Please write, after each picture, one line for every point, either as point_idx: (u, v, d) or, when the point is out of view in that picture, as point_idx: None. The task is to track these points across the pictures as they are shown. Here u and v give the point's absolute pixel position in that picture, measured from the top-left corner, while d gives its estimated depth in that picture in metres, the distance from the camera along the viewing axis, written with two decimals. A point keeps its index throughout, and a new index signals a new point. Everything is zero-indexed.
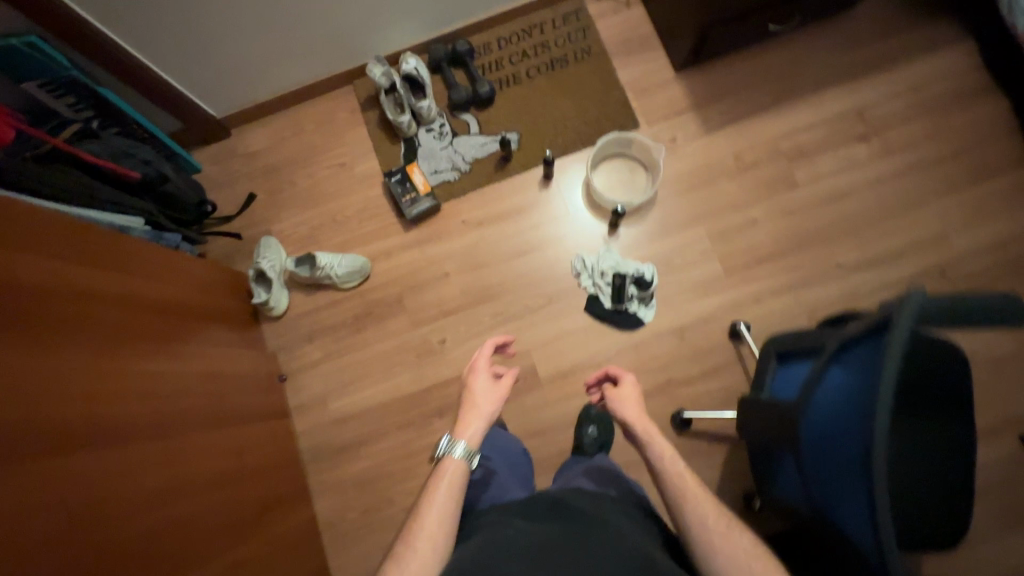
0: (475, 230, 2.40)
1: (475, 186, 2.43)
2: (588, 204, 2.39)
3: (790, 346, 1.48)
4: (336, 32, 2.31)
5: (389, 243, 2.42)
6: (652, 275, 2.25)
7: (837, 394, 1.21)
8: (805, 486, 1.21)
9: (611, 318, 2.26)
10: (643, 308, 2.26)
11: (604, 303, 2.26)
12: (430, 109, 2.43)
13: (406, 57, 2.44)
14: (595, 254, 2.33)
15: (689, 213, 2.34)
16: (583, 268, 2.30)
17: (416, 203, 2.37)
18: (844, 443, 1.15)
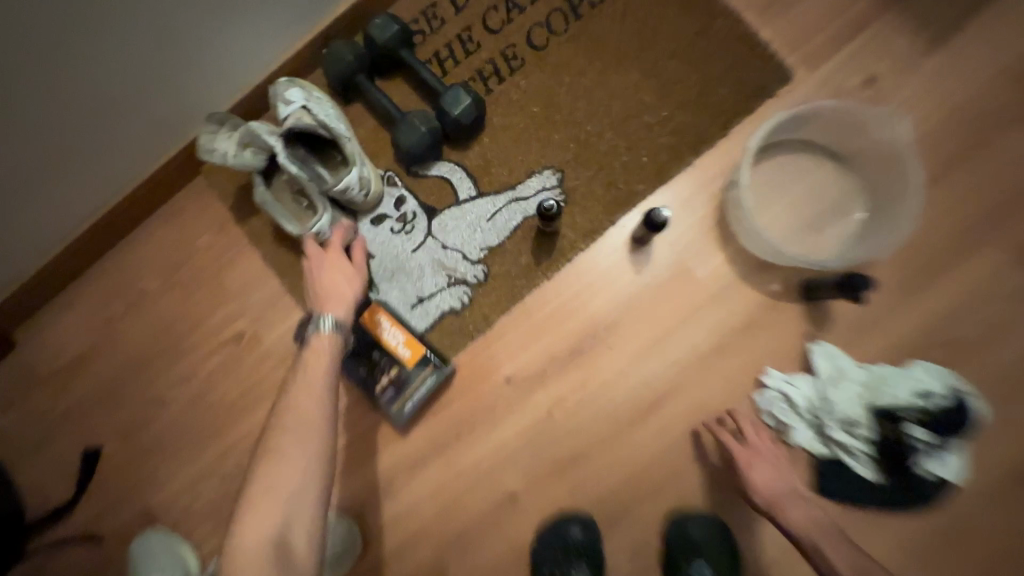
0: (537, 389, 1.18)
1: (509, 305, 1.19)
2: (744, 268, 1.15)
3: None
4: (90, 69, 0.98)
5: (382, 465, 1.21)
6: (958, 393, 1.03)
7: None
8: None
9: (881, 499, 1.07)
10: (944, 460, 1.05)
11: (866, 475, 1.06)
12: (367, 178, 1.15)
13: (286, 87, 1.15)
14: (803, 376, 1.10)
15: (962, 224, 1.11)
16: (795, 414, 1.08)
17: (408, 388, 1.12)
18: None
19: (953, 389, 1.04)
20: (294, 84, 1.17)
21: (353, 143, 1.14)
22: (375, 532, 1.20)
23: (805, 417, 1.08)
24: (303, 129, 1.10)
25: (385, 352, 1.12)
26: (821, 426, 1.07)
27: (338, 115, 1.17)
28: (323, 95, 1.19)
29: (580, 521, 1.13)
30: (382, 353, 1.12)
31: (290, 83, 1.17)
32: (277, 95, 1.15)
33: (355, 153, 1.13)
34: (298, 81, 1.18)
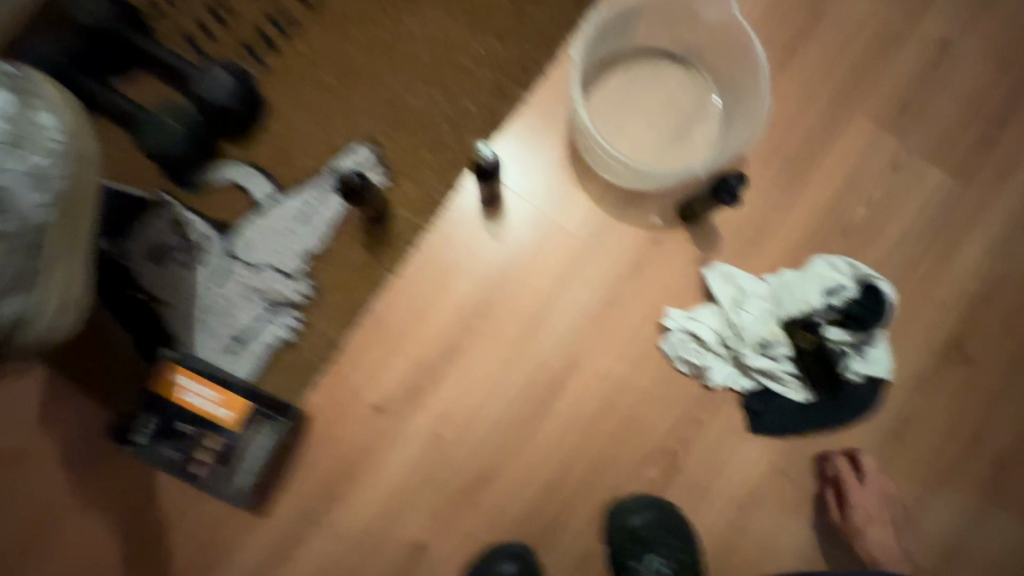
0: (415, 408, 0.95)
1: (353, 319, 0.95)
2: (614, 203, 0.99)
3: None
4: None
5: (244, 565, 0.92)
6: (874, 283, 0.91)
7: None
8: None
9: (820, 419, 0.94)
10: (869, 357, 0.94)
11: (794, 398, 0.93)
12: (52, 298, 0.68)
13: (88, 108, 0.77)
14: (706, 307, 0.94)
15: (824, 99, 1.01)
16: (708, 349, 0.93)
17: (240, 457, 0.85)
18: None
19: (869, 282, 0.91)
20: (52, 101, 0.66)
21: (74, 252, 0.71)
22: None
23: (718, 349, 0.93)
24: None
25: (196, 420, 0.85)
26: (737, 355, 0.93)
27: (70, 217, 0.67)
28: (60, 144, 0.65)
29: (506, 555, 0.91)
30: (193, 421, 0.85)
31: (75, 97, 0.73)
32: None
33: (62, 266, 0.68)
34: (47, 96, 0.66)
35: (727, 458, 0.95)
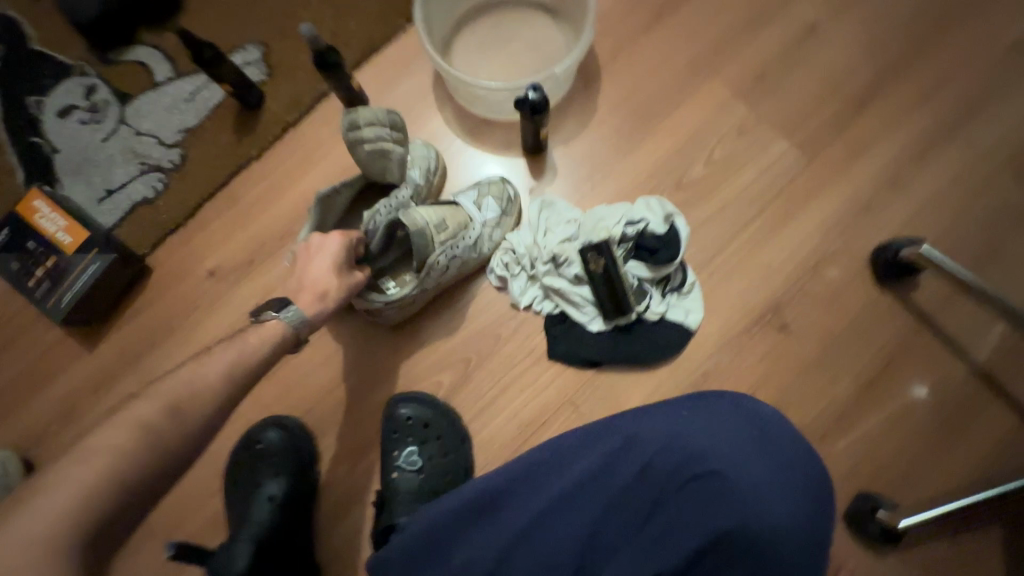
0: (244, 278, 1.03)
1: (210, 191, 1.05)
2: (466, 129, 1.06)
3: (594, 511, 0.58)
4: None
5: (65, 388, 1.02)
6: (675, 220, 0.92)
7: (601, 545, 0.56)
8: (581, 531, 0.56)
9: (616, 353, 0.94)
10: (675, 301, 0.95)
11: (592, 326, 0.94)
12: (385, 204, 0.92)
13: (474, 194, 0.96)
14: (525, 226, 0.98)
15: (681, 63, 1.06)
16: (509, 262, 0.96)
17: (69, 279, 0.94)
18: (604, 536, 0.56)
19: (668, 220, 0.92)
20: (507, 197, 0.97)
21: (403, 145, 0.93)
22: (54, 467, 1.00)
23: (519, 265, 0.96)
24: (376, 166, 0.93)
25: (42, 241, 0.95)
26: (535, 272, 0.95)
27: (412, 151, 0.99)
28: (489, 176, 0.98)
29: (281, 423, 0.96)
30: (38, 241, 0.95)
31: (483, 185, 0.97)
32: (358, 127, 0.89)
33: (440, 218, 0.89)
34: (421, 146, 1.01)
35: (518, 378, 0.96)
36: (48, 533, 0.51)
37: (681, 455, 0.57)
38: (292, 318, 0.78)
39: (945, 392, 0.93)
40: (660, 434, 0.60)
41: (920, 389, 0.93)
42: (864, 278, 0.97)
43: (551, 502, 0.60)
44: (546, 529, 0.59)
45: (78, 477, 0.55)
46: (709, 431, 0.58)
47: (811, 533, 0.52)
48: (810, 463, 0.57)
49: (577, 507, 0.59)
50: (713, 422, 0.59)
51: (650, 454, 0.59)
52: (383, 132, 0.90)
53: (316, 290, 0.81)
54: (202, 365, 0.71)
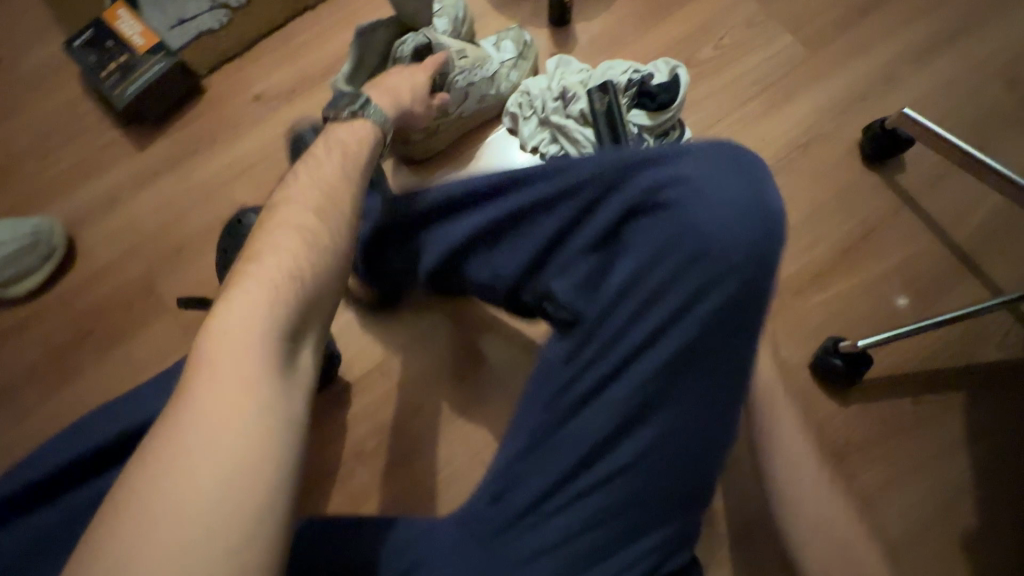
0: (285, 106, 1.14)
1: (268, 30, 1.18)
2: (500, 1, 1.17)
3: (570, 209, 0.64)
4: None
5: (112, 182, 1.12)
6: (678, 73, 1.00)
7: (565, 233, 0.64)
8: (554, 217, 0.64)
9: None
10: None
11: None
12: (412, 36, 0.98)
13: (494, 40, 1.05)
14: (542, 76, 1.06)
15: None
16: (522, 104, 1.04)
17: (136, 73, 1.07)
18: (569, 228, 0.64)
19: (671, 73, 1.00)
20: (526, 42, 1.05)
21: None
22: (89, 246, 1.09)
23: (530, 108, 1.04)
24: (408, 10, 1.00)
25: (119, 40, 1.08)
26: (544, 113, 1.03)
27: (441, 3, 1.06)
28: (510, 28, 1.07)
29: None
30: (117, 41, 1.09)
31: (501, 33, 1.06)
32: None
33: (463, 51, 0.98)
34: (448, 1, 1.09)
35: None
36: (269, 401, 0.47)
37: (665, 186, 0.61)
38: (380, 118, 0.74)
39: (920, 265, 0.97)
40: (653, 170, 0.61)
41: (897, 259, 0.98)
42: (853, 158, 1.03)
43: (540, 213, 0.65)
44: (539, 234, 0.66)
45: (250, 328, 0.49)
46: (692, 170, 0.61)
47: (748, 254, 0.59)
48: (772, 211, 0.60)
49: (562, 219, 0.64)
50: (693, 165, 0.61)
51: (633, 183, 0.62)
52: None
53: (394, 100, 0.81)
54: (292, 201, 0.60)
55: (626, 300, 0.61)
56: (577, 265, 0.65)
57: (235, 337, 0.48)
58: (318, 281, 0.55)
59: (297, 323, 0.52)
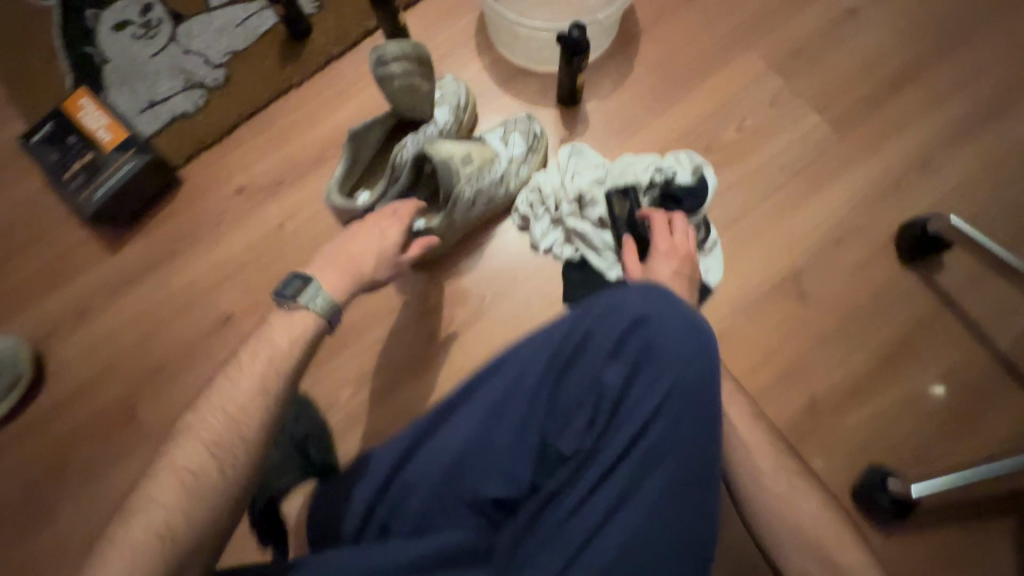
0: (270, 199, 1.04)
1: (248, 112, 1.07)
2: (503, 77, 1.07)
3: (539, 361, 0.62)
4: None
5: (82, 290, 1.02)
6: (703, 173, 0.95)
7: (540, 392, 0.61)
8: (520, 377, 0.62)
9: None
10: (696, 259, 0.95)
11: (607, 274, 0.94)
12: (413, 139, 0.90)
13: (500, 132, 0.98)
14: (556, 170, 0.99)
15: (720, 33, 1.07)
16: (534, 202, 0.97)
17: (104, 174, 0.97)
18: (537, 384, 0.61)
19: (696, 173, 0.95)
20: (534, 134, 0.99)
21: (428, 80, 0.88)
22: (58, 364, 0.99)
23: (543, 206, 0.97)
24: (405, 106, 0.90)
25: (84, 137, 0.98)
26: (558, 215, 0.96)
27: (441, 89, 0.98)
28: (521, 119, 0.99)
29: None
30: (81, 138, 0.98)
31: (508, 122, 0.99)
32: (379, 66, 0.84)
33: (468, 153, 0.88)
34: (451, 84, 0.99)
35: (530, 319, 0.97)
36: None
37: (617, 328, 0.61)
38: (327, 309, 0.64)
39: (961, 373, 0.91)
40: (605, 316, 0.62)
41: (938, 369, 0.91)
42: (888, 254, 0.96)
43: (510, 383, 0.62)
44: (509, 406, 0.61)
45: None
46: (635, 303, 0.62)
47: (712, 366, 0.59)
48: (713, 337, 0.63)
49: (536, 385, 0.61)
50: (634, 300, 0.63)
51: (592, 335, 0.62)
52: (411, 68, 0.85)
53: (352, 278, 0.67)
54: (213, 416, 0.57)
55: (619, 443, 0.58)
56: (563, 431, 0.60)
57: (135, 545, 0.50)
58: (219, 504, 0.53)
59: (191, 553, 0.52)
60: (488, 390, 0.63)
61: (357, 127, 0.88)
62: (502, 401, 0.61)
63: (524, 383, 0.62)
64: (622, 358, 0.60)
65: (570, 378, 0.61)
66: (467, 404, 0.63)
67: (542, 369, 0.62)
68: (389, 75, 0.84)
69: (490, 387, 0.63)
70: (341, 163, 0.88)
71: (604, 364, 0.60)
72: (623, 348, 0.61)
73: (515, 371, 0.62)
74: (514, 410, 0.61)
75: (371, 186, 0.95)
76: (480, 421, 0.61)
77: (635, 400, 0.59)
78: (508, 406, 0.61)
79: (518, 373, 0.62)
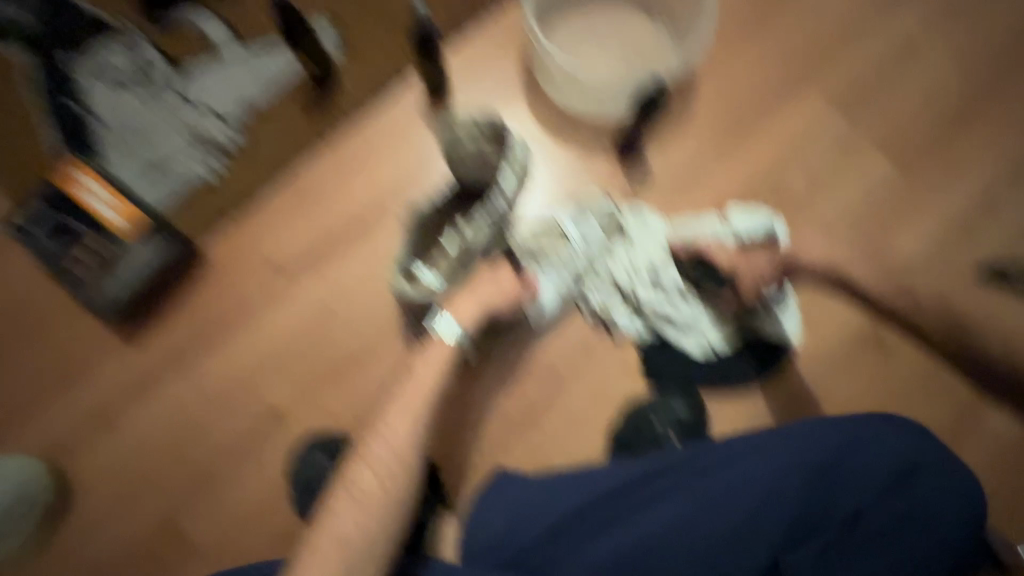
0: (311, 273, 0.94)
1: (277, 176, 0.94)
2: (557, 124, 0.99)
3: (801, 469, 0.65)
4: None
5: (101, 391, 0.90)
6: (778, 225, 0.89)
7: (791, 505, 0.64)
8: (783, 481, 0.65)
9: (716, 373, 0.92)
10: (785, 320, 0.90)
11: (691, 352, 0.91)
12: (483, 215, 0.84)
13: (575, 213, 0.92)
14: (625, 243, 0.92)
15: (780, 70, 1.01)
16: (608, 288, 0.92)
17: (122, 264, 0.86)
18: (795, 501, 0.64)
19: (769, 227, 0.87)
20: (613, 215, 0.93)
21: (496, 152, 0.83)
22: (86, 481, 0.88)
23: (616, 291, 0.92)
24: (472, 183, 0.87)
25: (91, 222, 0.85)
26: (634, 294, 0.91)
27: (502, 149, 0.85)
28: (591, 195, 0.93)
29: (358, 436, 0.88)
30: (87, 223, 0.85)
31: (581, 203, 0.92)
32: (446, 145, 0.84)
33: (539, 246, 0.88)
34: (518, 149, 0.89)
35: (611, 394, 0.91)
36: None
37: (882, 470, 0.65)
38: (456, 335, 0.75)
39: None
40: (865, 447, 0.66)
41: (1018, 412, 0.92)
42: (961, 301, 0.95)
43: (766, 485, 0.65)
44: (762, 510, 0.64)
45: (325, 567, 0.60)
46: (896, 451, 0.66)
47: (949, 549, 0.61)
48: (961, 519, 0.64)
49: (791, 496, 0.64)
50: (895, 446, 0.66)
51: (846, 456, 0.66)
52: (478, 147, 0.83)
53: (483, 313, 0.78)
54: (399, 411, 0.70)
55: (838, 573, 0.60)
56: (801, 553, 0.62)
57: (346, 522, 0.63)
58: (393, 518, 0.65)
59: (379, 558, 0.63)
60: (746, 483, 0.66)
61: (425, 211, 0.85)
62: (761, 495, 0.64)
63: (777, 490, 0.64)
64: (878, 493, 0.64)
65: (821, 500, 0.64)
66: (721, 490, 0.66)
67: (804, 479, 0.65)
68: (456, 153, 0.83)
69: (741, 476, 0.66)
70: (405, 245, 0.84)
71: (858, 495, 0.64)
72: (886, 486, 0.64)
73: (776, 475, 0.66)
74: (760, 512, 0.64)
75: (426, 260, 0.85)
76: (725, 505, 0.65)
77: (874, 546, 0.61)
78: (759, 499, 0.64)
79: (782, 477, 0.65)
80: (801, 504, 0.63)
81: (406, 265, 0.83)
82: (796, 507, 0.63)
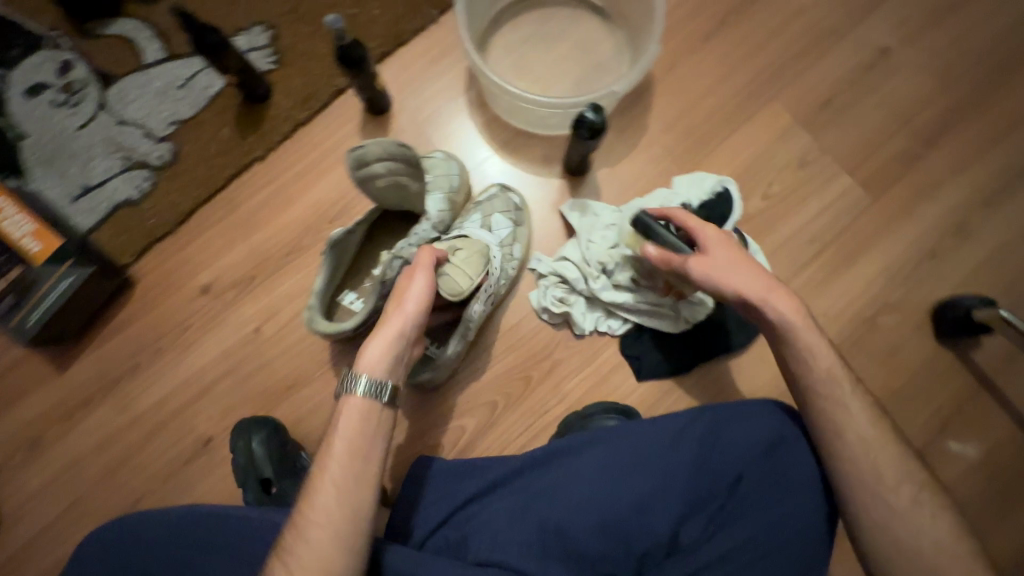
0: (241, 296, 0.90)
1: (205, 195, 0.91)
2: (502, 141, 0.94)
3: (672, 446, 0.66)
4: None
5: (28, 415, 0.88)
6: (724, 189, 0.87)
7: (659, 474, 0.65)
8: (655, 458, 0.66)
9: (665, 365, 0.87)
10: None
11: (666, 328, 0.85)
12: (406, 243, 0.77)
13: (478, 217, 0.84)
14: (574, 241, 0.88)
15: (741, 83, 0.95)
16: (565, 291, 0.86)
17: (38, 294, 0.81)
18: (662, 472, 0.65)
19: (717, 189, 0.87)
20: (515, 206, 0.87)
21: (413, 166, 0.73)
22: (15, 507, 0.87)
23: (573, 291, 0.87)
24: (387, 200, 0.77)
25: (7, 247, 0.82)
26: (592, 292, 0.85)
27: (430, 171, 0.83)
28: (505, 192, 0.87)
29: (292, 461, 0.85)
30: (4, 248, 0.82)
31: (484, 203, 0.86)
32: (358, 160, 0.70)
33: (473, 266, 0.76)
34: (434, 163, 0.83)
35: (550, 426, 0.87)
36: None
37: (753, 439, 0.65)
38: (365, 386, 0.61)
39: (1005, 459, 0.86)
40: (732, 421, 0.66)
41: (980, 454, 0.87)
42: (924, 333, 0.90)
43: (636, 462, 0.66)
44: (638, 486, 0.65)
45: None
46: (762, 432, 0.65)
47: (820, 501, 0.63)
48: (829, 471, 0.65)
49: (661, 467, 0.65)
50: (766, 415, 0.66)
51: (718, 432, 0.66)
52: (395, 164, 0.72)
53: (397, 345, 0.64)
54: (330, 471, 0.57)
55: (721, 545, 0.62)
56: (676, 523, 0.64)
57: None
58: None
59: None
60: (622, 461, 0.66)
61: (337, 233, 0.75)
62: (636, 471, 0.65)
63: (653, 464, 0.65)
64: (748, 457, 0.64)
65: (690, 470, 0.65)
66: (610, 474, 0.66)
67: (672, 455, 0.65)
68: (376, 166, 0.71)
69: (628, 460, 0.66)
70: (320, 274, 0.75)
71: (727, 463, 0.64)
72: (753, 450, 0.64)
73: (643, 448, 0.67)
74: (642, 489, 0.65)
75: (354, 285, 0.85)
76: (612, 485, 0.65)
77: (742, 511, 0.63)
78: (637, 478, 0.65)
79: (653, 453, 0.66)
80: (676, 481, 0.64)
81: (319, 306, 0.75)
82: (666, 481, 0.65)
